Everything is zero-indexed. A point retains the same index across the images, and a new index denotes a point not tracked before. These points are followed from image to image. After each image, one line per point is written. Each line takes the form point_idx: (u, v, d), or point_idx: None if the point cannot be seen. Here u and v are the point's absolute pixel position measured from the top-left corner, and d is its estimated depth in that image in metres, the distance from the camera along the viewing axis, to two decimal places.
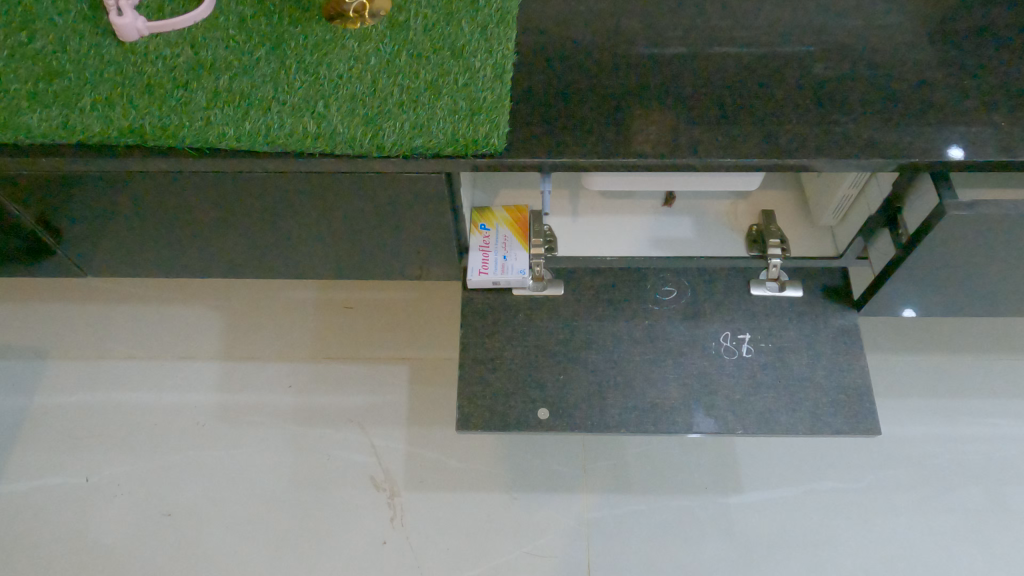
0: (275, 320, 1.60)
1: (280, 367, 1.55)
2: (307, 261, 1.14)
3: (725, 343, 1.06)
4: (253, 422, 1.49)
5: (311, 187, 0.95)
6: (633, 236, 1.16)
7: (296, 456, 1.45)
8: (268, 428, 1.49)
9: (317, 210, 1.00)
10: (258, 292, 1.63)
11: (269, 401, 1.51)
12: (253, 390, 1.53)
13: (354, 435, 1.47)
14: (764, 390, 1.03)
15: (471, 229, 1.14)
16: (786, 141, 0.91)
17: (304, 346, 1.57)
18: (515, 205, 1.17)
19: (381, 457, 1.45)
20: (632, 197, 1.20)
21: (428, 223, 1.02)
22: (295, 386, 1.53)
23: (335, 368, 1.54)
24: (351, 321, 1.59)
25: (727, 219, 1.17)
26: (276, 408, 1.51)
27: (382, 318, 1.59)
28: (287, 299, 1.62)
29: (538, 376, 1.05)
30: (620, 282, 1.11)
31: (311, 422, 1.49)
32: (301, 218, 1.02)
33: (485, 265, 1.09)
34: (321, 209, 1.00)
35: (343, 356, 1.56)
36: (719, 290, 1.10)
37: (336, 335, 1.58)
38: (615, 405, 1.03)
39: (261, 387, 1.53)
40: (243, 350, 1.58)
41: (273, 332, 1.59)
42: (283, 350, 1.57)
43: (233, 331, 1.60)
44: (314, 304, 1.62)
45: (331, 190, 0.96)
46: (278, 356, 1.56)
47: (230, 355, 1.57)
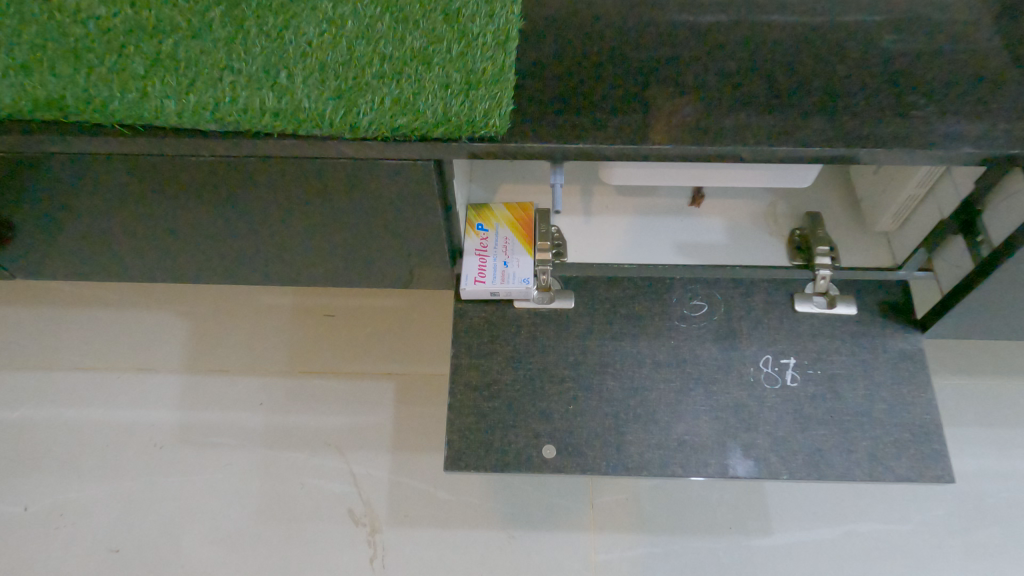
0: (247, 328, 1.44)
1: (250, 382, 1.38)
2: (273, 264, 0.97)
3: (765, 369, 0.90)
4: (218, 444, 1.32)
5: (270, 172, 0.78)
6: (655, 241, 1.00)
7: (267, 485, 1.28)
8: (235, 452, 1.32)
9: (279, 200, 0.83)
10: (229, 297, 1.47)
11: (237, 421, 1.34)
12: (219, 407, 1.36)
13: (332, 461, 1.30)
14: (813, 426, 0.87)
15: (464, 231, 0.97)
16: (855, 126, 0.73)
17: (279, 358, 1.40)
18: (518, 202, 1.01)
19: (362, 486, 1.28)
20: (654, 195, 1.04)
21: (413, 221, 0.86)
22: (266, 404, 1.36)
23: (312, 384, 1.37)
24: (332, 331, 1.42)
25: (765, 222, 1.01)
26: (244, 429, 1.34)
27: (367, 328, 1.42)
28: (262, 306, 1.46)
29: (543, 405, 0.88)
30: (640, 295, 0.95)
31: (284, 446, 1.32)
32: (261, 210, 0.85)
33: (481, 273, 0.93)
34: (282, 198, 0.83)
35: (323, 369, 1.39)
36: (758, 305, 0.93)
37: (315, 346, 1.41)
38: (635, 442, 0.86)
39: (230, 405, 1.36)
40: (210, 362, 1.41)
41: (245, 342, 1.42)
42: (255, 362, 1.40)
43: (200, 341, 1.43)
44: (291, 311, 1.45)
45: (293, 177, 0.79)
46: (249, 369, 1.39)
47: (195, 368, 1.40)
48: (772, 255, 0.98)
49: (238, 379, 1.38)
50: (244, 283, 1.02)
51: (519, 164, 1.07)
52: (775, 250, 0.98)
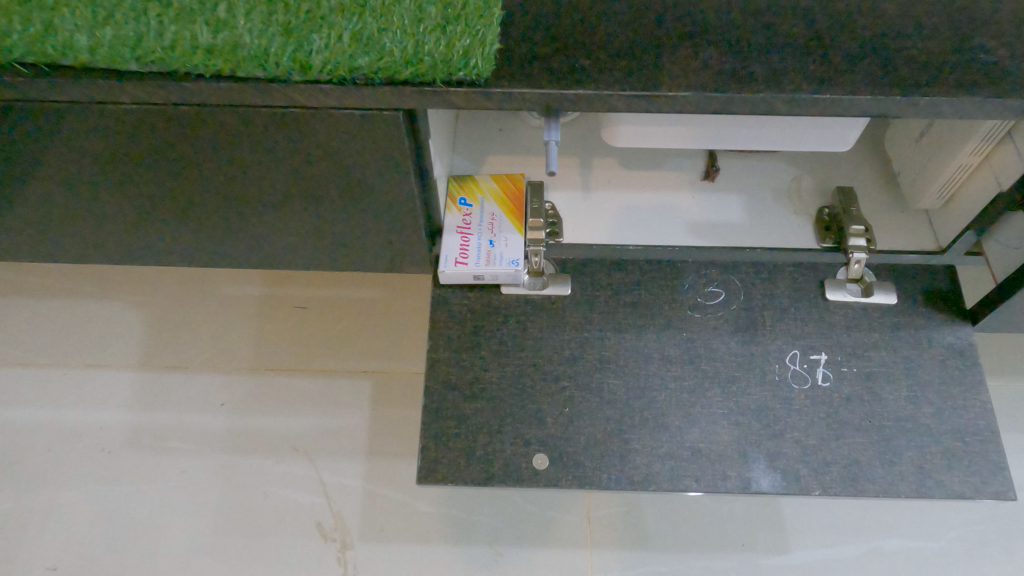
0: (208, 320, 1.30)
1: (210, 381, 1.25)
2: (222, 243, 0.84)
3: (792, 367, 0.77)
4: (172, 449, 1.19)
5: (206, 125, 0.65)
6: (663, 220, 0.87)
7: (226, 495, 1.15)
8: (191, 458, 1.18)
9: (220, 160, 0.70)
10: (190, 287, 1.33)
11: (194, 423, 1.21)
12: (175, 408, 1.22)
13: (299, 469, 1.17)
14: (849, 433, 0.74)
15: (444, 206, 0.84)
16: (914, 70, 0.60)
17: (243, 354, 1.27)
18: (506, 175, 0.88)
19: (332, 497, 1.15)
20: (661, 169, 0.91)
21: (382, 189, 0.73)
22: (228, 405, 1.22)
23: (279, 383, 1.24)
24: (303, 325, 1.29)
25: (788, 200, 0.88)
26: (202, 433, 1.20)
27: (341, 321, 1.29)
28: (225, 296, 1.32)
29: (533, 408, 0.76)
30: (646, 280, 0.82)
31: (246, 451, 1.18)
32: (201, 173, 0.72)
33: (463, 254, 0.80)
34: (224, 158, 0.69)
35: (291, 366, 1.25)
36: (783, 293, 0.81)
37: (283, 340, 1.28)
38: (641, 451, 0.73)
39: (187, 405, 1.22)
40: (166, 358, 1.27)
41: (206, 336, 1.29)
42: (217, 358, 1.27)
43: (155, 334, 1.29)
44: (258, 302, 1.31)
45: (235, 130, 0.65)
46: (209, 366, 1.26)
47: (149, 364, 1.26)
48: (797, 236, 0.85)
49: (197, 377, 1.24)
50: (191, 266, 0.88)
51: (509, 133, 0.94)
52: (800, 230, 0.85)
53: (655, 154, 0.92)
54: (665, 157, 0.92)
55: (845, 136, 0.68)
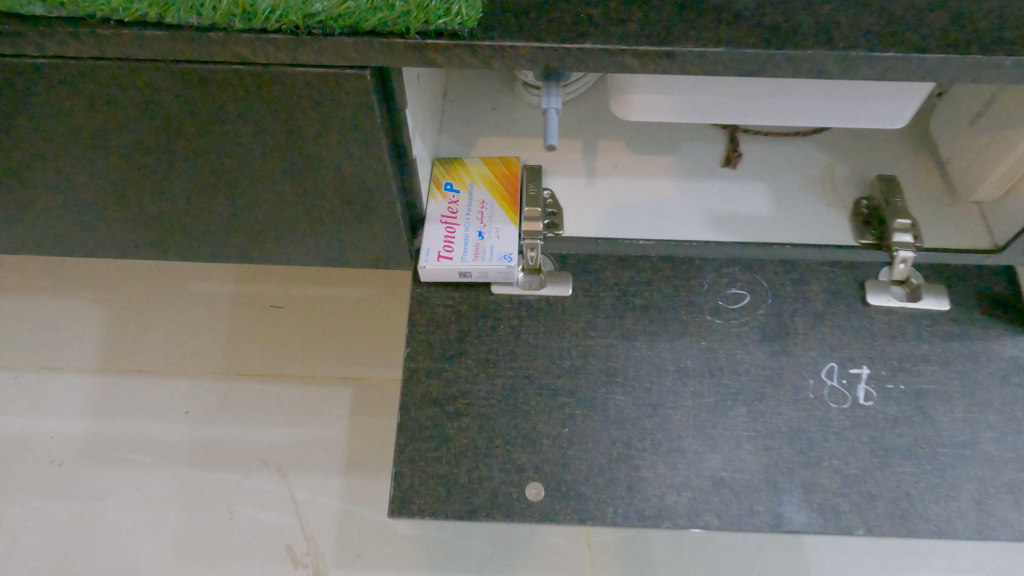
0: (174, 321, 1.17)
1: (174, 387, 1.12)
2: (170, 232, 0.73)
3: (829, 382, 0.66)
4: (129, 463, 1.07)
5: (131, 85, 0.53)
6: (678, 211, 0.76)
7: (189, 514, 1.04)
8: (151, 472, 1.06)
9: (156, 129, 0.58)
10: (154, 283, 1.20)
11: (155, 434, 1.08)
12: (133, 417, 1.10)
13: (269, 485, 1.05)
14: (897, 461, 0.63)
15: (428, 192, 0.73)
16: (994, 25, 0.49)
17: (212, 359, 1.14)
18: (500, 159, 0.77)
19: (305, 517, 1.03)
20: (676, 154, 0.80)
21: (350, 168, 0.61)
22: (193, 414, 1.10)
23: (250, 390, 1.11)
24: (278, 327, 1.16)
25: (820, 190, 0.77)
26: (164, 445, 1.08)
27: (319, 322, 1.16)
28: (194, 294, 1.19)
29: (526, 428, 0.65)
30: (659, 280, 0.71)
31: (212, 465, 1.06)
32: (133, 146, 0.60)
33: (447, 246, 0.69)
34: (159, 126, 0.58)
35: (263, 371, 1.13)
36: (818, 297, 0.70)
37: (255, 342, 1.15)
38: (653, 480, 0.63)
39: (146, 413, 1.10)
40: (126, 362, 1.14)
41: (170, 338, 1.16)
42: (181, 361, 1.14)
43: (115, 335, 1.16)
44: (229, 303, 1.18)
45: (168, 90, 0.54)
46: (174, 371, 1.13)
47: (106, 368, 1.13)
48: (832, 231, 0.74)
49: (159, 383, 1.12)
50: (137, 258, 0.77)
51: (504, 113, 0.83)
52: (836, 225, 0.75)
53: (669, 138, 0.81)
54: (679, 140, 0.81)
55: (900, 114, 0.57)
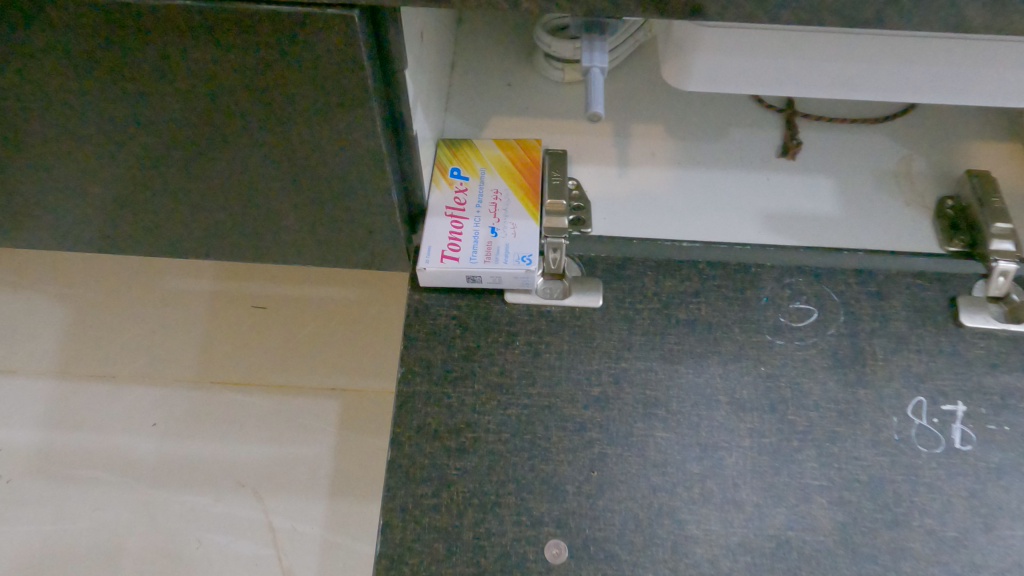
0: (138, 313, 0.94)
1: (136, 394, 0.89)
2: (114, 223, 0.59)
3: (917, 422, 0.54)
4: (83, 484, 0.85)
5: (47, 23, 0.40)
6: (728, 208, 0.64)
7: (153, 544, 0.83)
8: (108, 492, 0.85)
9: (86, 85, 0.45)
10: (114, 267, 0.96)
11: (114, 447, 0.87)
12: (90, 431, 0.87)
13: (241, 510, 0.84)
14: (1005, 522, 0.51)
15: (430, 179, 0.61)
16: None
17: (181, 362, 0.91)
18: (518, 142, 0.65)
19: (282, 550, 0.82)
20: (723, 141, 0.68)
21: (334, 146, 0.49)
22: (159, 427, 0.87)
23: (226, 400, 0.89)
24: (262, 327, 0.92)
25: (896, 187, 0.65)
26: (125, 460, 0.86)
27: (315, 321, 0.93)
28: (164, 282, 0.96)
29: (547, 471, 0.52)
30: (709, 290, 0.59)
31: (180, 485, 0.85)
32: (58, 109, 0.47)
33: (453, 245, 0.57)
34: (90, 79, 0.44)
35: (244, 379, 0.90)
36: (900, 316, 0.58)
37: (235, 343, 0.92)
38: (703, 540, 0.50)
39: (106, 428, 0.88)
40: (80, 360, 0.92)
41: (134, 335, 0.93)
42: (148, 364, 0.91)
43: (68, 328, 0.94)
44: (206, 295, 0.95)
45: (100, 34, 0.41)
46: (137, 374, 0.90)
47: (57, 366, 0.91)
48: (913, 236, 0.62)
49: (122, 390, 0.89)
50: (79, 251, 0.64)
51: (521, 90, 0.71)
52: (917, 229, 0.62)
53: (715, 122, 0.69)
54: (727, 125, 0.69)
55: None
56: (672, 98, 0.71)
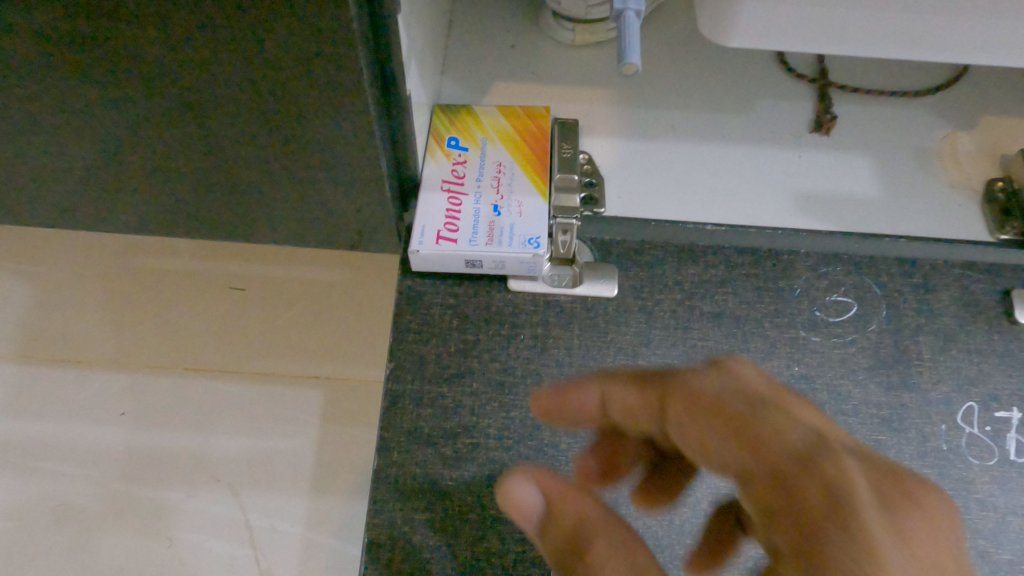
0: (97, 284, 0.76)
1: (100, 375, 0.71)
2: (60, 190, 0.52)
3: (969, 430, 0.48)
4: (32, 481, 0.67)
5: None
6: (756, 188, 0.57)
7: (120, 547, 0.65)
8: (58, 508, 0.66)
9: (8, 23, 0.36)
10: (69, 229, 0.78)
11: (70, 438, 0.69)
12: (37, 430, 0.69)
13: (213, 504, 0.67)
14: None
15: (424, 149, 0.54)
16: None
17: (149, 342, 0.73)
18: (523, 109, 0.58)
19: (260, 550, 0.65)
20: (750, 114, 0.61)
21: (313, 108, 0.42)
22: (127, 416, 0.70)
23: (201, 386, 0.71)
24: (246, 305, 0.75)
25: (941, 167, 0.59)
26: (85, 454, 0.68)
27: (305, 295, 0.75)
28: (130, 248, 0.78)
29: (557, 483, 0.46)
30: (739, 279, 0.53)
31: (150, 476, 0.67)
32: None
33: (450, 224, 0.50)
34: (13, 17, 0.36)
35: (220, 365, 0.72)
36: (947, 311, 0.52)
37: (211, 321, 0.74)
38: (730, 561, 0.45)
39: (55, 427, 0.69)
40: (28, 335, 0.73)
41: (95, 307, 0.74)
42: (108, 346, 0.73)
43: (10, 299, 0.75)
44: (175, 266, 0.77)
45: None
46: (98, 352, 0.72)
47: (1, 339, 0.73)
48: (959, 222, 0.56)
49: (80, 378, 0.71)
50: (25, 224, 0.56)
51: (526, 54, 0.64)
52: (964, 215, 0.56)
53: (741, 93, 0.62)
54: (754, 96, 0.62)
55: None
56: (692, 66, 0.64)
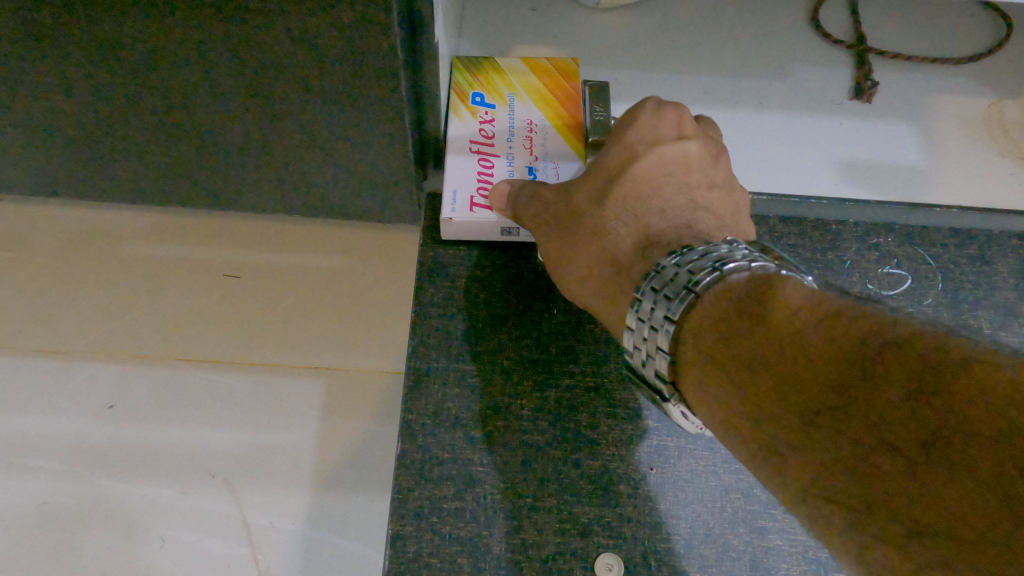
0: (81, 266, 0.70)
1: (87, 366, 0.66)
2: (59, 129, 0.48)
3: None
4: (11, 480, 0.61)
5: None
6: (795, 157, 0.54)
7: (105, 550, 0.59)
8: (37, 504, 0.61)
9: None
10: (54, 207, 0.72)
11: (53, 433, 0.63)
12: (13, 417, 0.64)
13: (207, 501, 0.61)
14: None
15: (448, 106, 0.50)
16: None
17: (138, 330, 0.67)
18: (550, 62, 0.54)
19: (260, 549, 0.60)
20: (787, 79, 0.58)
21: (336, 59, 0.38)
22: (116, 408, 0.64)
23: (195, 376, 0.66)
24: (241, 291, 0.69)
25: (987, 137, 0.56)
26: (69, 449, 0.63)
27: (306, 278, 0.70)
28: (117, 230, 0.71)
29: (597, 468, 0.42)
30: (787, 248, 0.50)
31: (138, 473, 0.62)
32: None
33: (483, 188, 0.46)
34: None
35: (213, 356, 0.66)
36: (1006, 283, 0.49)
37: (202, 306, 0.68)
38: (787, 552, 0.41)
39: (34, 412, 0.64)
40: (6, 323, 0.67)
41: (81, 292, 0.69)
42: (93, 334, 0.67)
43: None
44: (166, 252, 0.71)
45: None
46: (85, 341, 0.67)
47: None
48: (1011, 194, 0.53)
49: (66, 369, 0.66)
50: (22, 163, 0.53)
51: (549, 17, 0.60)
52: (1014, 185, 0.53)
53: (775, 57, 0.59)
54: (790, 62, 0.59)
55: None
56: (723, 30, 0.60)
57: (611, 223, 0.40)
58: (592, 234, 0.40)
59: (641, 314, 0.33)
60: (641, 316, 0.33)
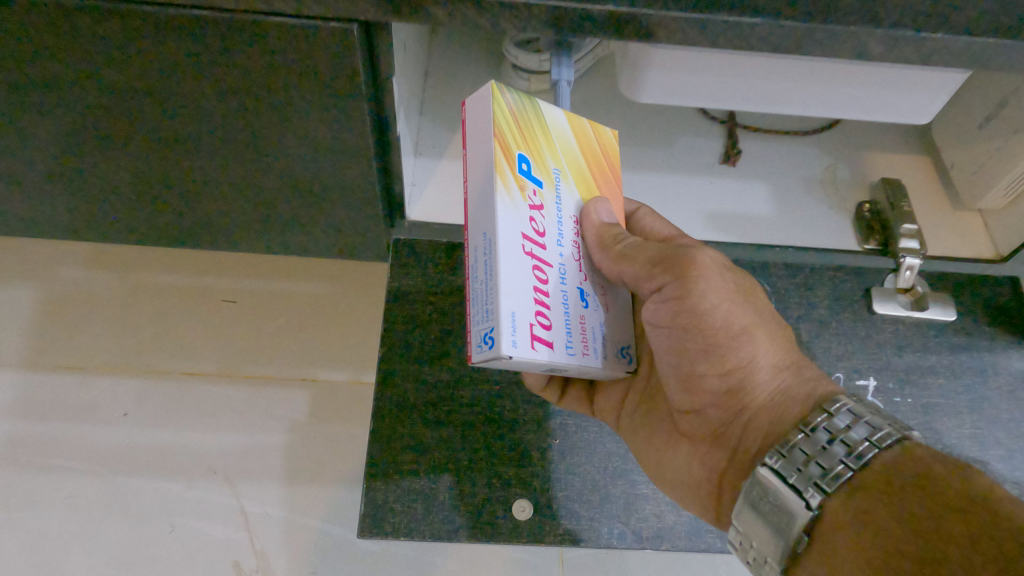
0: (100, 296, 0.83)
1: (104, 381, 0.79)
2: None
3: None
4: (43, 477, 0.74)
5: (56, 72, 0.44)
6: (675, 208, 0.72)
7: (123, 534, 0.72)
8: (66, 496, 0.74)
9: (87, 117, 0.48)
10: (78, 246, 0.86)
11: (78, 438, 0.76)
12: (46, 425, 0.76)
13: (211, 494, 0.75)
14: None
15: (496, 167, 0.40)
16: None
17: (151, 349, 0.81)
18: (595, 139, 0.51)
19: (255, 533, 0.73)
20: (672, 148, 0.76)
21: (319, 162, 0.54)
22: (130, 416, 0.78)
23: (199, 389, 0.80)
24: (239, 316, 0.84)
25: (820, 191, 0.74)
26: (92, 450, 0.76)
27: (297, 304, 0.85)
28: (131, 261, 0.86)
29: (515, 439, 0.59)
30: None
31: (151, 469, 0.75)
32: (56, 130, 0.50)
33: (540, 316, 0.41)
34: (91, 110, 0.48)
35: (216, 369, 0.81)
36: (821, 300, 0.67)
37: (206, 326, 0.83)
38: (651, 497, 0.57)
39: (63, 420, 0.77)
40: (37, 344, 0.80)
41: (101, 319, 0.82)
42: (112, 352, 0.81)
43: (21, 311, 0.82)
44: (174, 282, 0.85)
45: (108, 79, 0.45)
46: (102, 358, 0.80)
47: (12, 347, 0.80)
48: (835, 236, 0.71)
49: (88, 381, 0.79)
50: None
51: None
52: (835, 229, 0.71)
53: (664, 132, 0.77)
54: (674, 135, 0.77)
55: (928, 107, 0.54)
56: (624, 110, 0.78)
57: (762, 356, 0.48)
58: (759, 355, 0.48)
59: (826, 441, 0.41)
60: (829, 435, 0.41)
